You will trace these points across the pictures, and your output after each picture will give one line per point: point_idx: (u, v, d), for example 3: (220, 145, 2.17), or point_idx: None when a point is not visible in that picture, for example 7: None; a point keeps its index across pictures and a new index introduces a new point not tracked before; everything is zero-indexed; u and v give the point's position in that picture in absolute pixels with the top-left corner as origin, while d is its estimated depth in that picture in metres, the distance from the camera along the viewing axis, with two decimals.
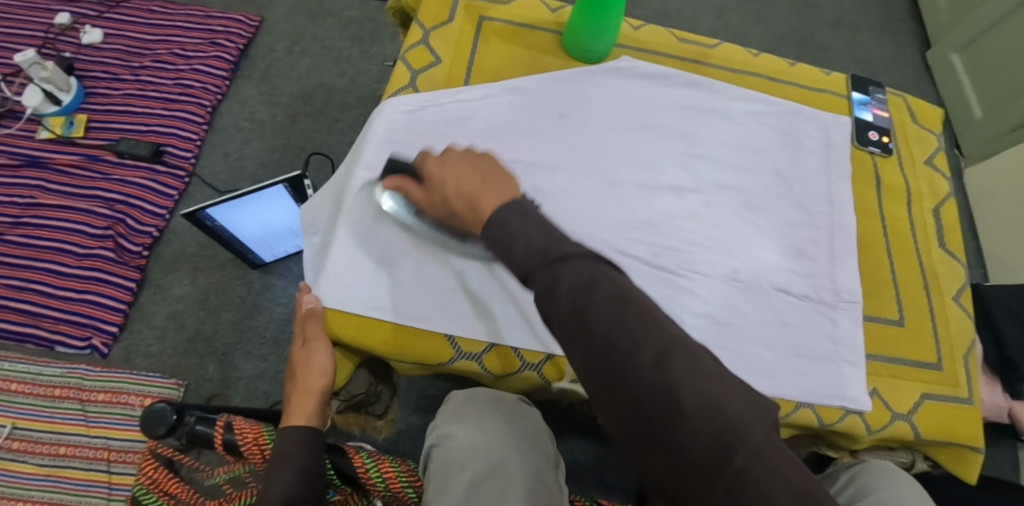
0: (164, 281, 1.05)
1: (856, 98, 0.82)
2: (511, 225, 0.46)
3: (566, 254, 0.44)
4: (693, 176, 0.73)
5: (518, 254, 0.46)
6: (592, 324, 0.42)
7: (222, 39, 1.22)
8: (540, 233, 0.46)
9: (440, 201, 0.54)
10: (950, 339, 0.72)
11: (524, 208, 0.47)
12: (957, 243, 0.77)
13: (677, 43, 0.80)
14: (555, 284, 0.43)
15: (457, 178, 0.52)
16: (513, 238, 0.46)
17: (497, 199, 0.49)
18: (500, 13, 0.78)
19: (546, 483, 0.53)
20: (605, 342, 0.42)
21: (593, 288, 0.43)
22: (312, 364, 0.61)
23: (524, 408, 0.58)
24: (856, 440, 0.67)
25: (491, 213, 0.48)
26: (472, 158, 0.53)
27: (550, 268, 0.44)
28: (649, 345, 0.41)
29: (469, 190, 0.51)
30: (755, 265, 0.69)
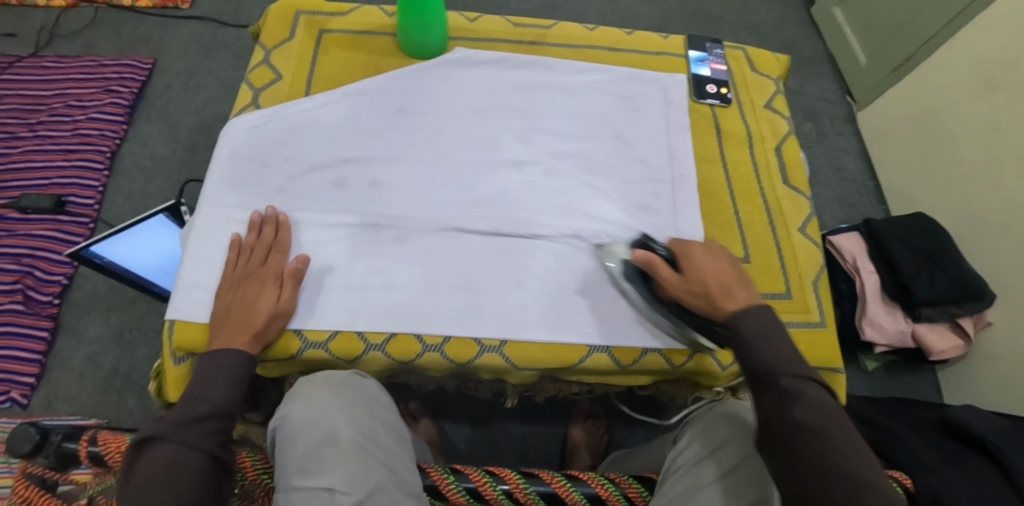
0: (78, 325, 1.07)
1: (694, 56, 0.87)
2: (763, 330, 0.54)
3: (809, 378, 0.52)
4: (532, 148, 0.76)
5: (779, 358, 0.53)
6: (822, 444, 0.47)
7: (116, 85, 1.24)
8: (792, 350, 0.53)
9: (699, 289, 0.58)
10: (800, 269, 0.75)
11: (762, 313, 0.55)
12: (800, 178, 0.81)
13: (514, 28, 0.86)
14: (794, 396, 0.50)
15: (704, 267, 0.59)
16: (763, 346, 0.53)
17: (746, 297, 0.57)
18: (338, 24, 0.83)
19: (378, 445, 0.57)
20: (814, 459, 0.47)
21: (826, 420, 0.49)
22: (254, 301, 0.61)
23: (352, 379, 0.61)
24: (715, 378, 0.70)
25: (746, 310, 0.56)
26: (726, 255, 0.61)
27: (796, 382, 0.51)
28: (847, 477, 0.45)
29: (723, 279, 0.58)
30: (596, 224, 0.71)
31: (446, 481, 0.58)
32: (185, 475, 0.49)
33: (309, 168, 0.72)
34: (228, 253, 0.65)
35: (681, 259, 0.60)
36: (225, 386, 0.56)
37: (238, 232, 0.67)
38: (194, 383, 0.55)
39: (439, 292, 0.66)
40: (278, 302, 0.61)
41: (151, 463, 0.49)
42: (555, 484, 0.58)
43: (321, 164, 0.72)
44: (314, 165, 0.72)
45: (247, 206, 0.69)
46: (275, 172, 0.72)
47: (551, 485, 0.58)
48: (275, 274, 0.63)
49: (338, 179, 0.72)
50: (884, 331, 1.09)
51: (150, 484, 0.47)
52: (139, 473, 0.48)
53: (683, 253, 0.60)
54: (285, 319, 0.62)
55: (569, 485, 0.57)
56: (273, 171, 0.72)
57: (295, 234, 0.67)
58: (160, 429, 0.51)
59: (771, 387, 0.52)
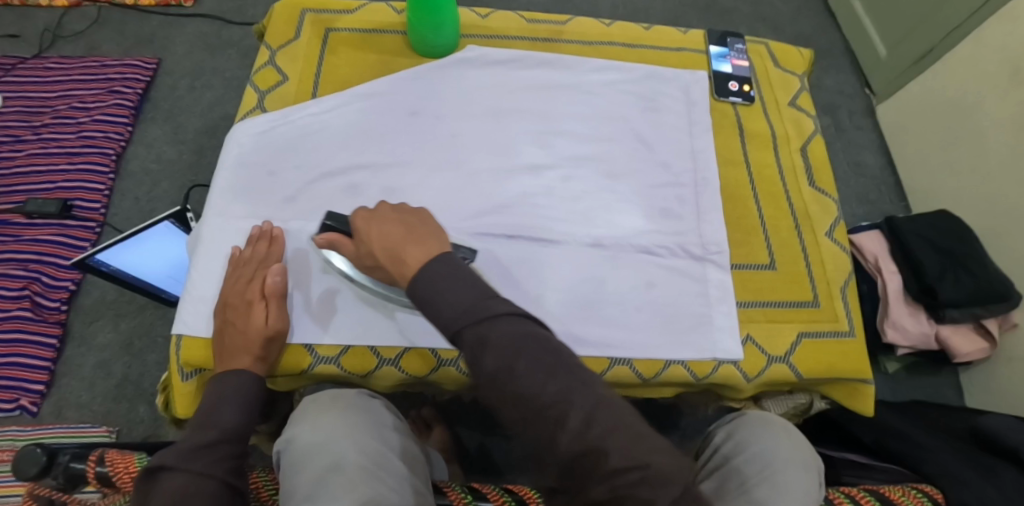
0: (87, 332, 1.06)
1: (714, 51, 0.84)
2: (438, 282, 0.47)
3: (497, 312, 0.44)
4: (547, 151, 0.74)
5: (445, 320, 0.45)
6: (518, 386, 0.42)
7: (121, 85, 1.22)
8: (472, 294, 0.46)
9: (367, 254, 0.54)
10: (828, 276, 0.72)
11: (444, 269, 0.47)
12: (827, 180, 0.78)
13: (527, 24, 0.83)
14: (484, 343, 0.43)
15: (385, 225, 0.53)
16: (440, 304, 0.46)
17: (421, 256, 0.49)
18: (347, 23, 0.80)
19: (388, 470, 0.55)
20: (529, 398, 0.42)
21: (520, 351, 0.43)
22: (248, 322, 0.59)
23: (358, 399, 0.60)
24: (740, 390, 0.67)
25: (417, 269, 0.48)
26: (399, 214, 0.54)
27: (478, 331, 0.44)
28: (573, 409, 0.41)
29: (392, 243, 0.52)
30: (616, 231, 0.70)
31: (463, 500, 0.56)
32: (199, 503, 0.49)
33: (318, 175, 0.70)
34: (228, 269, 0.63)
35: (354, 233, 0.56)
36: (233, 410, 0.57)
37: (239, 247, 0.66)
38: (202, 411, 0.56)
39: None
40: (268, 322, 0.60)
41: (162, 493, 0.49)
42: None
43: (330, 171, 0.70)
44: (323, 172, 0.70)
45: (256, 215, 0.68)
46: (283, 179, 0.70)
47: None
48: (259, 291, 0.61)
49: (348, 186, 0.69)
50: (907, 333, 1.06)
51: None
52: (150, 503, 0.48)
53: (354, 227, 0.56)
54: (282, 337, 0.61)
55: None
56: (281, 179, 0.70)
57: (291, 248, 0.65)
58: (170, 458, 0.51)
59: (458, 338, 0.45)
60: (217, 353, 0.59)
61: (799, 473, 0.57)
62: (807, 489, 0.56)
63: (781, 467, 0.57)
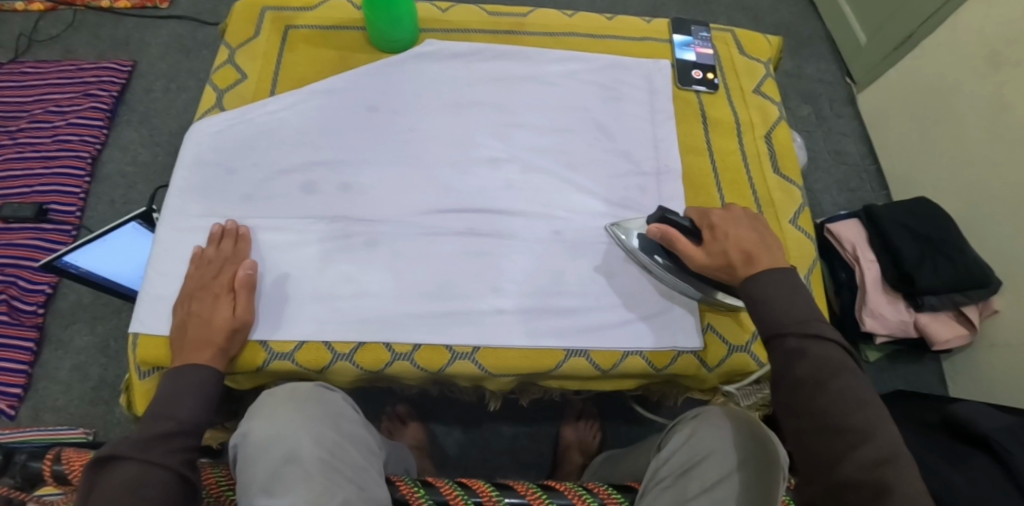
0: (64, 335, 1.06)
1: (678, 40, 0.83)
2: (774, 289, 0.51)
3: (823, 331, 0.48)
4: (506, 144, 0.73)
5: (772, 323, 0.50)
6: (825, 402, 0.45)
7: (96, 89, 1.23)
8: (801, 308, 0.50)
9: (715, 254, 0.56)
10: (792, 264, 0.72)
11: (783, 276, 0.52)
12: (792, 167, 0.78)
13: (490, 17, 0.82)
14: (801, 353, 0.48)
15: (739, 233, 0.56)
16: (783, 307, 0.50)
17: (776, 263, 0.53)
18: (306, 19, 0.80)
19: (345, 460, 0.55)
20: (821, 415, 0.45)
21: (817, 373, 0.46)
22: (214, 314, 0.59)
23: (315, 391, 0.59)
24: (702, 379, 0.67)
25: (763, 273, 0.52)
26: (749, 221, 0.58)
27: (803, 342, 0.48)
28: (872, 442, 0.43)
29: (748, 246, 0.55)
30: (576, 222, 0.69)
31: (416, 494, 0.56)
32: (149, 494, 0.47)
33: (276, 172, 0.70)
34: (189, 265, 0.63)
35: (705, 230, 0.58)
36: (194, 402, 0.54)
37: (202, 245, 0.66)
38: (161, 399, 0.53)
39: (407, 298, 0.64)
40: (235, 314, 0.59)
41: (114, 482, 0.46)
42: (529, 494, 0.57)
43: (287, 168, 0.70)
44: (278, 169, 0.70)
45: (212, 213, 0.68)
46: (240, 178, 0.69)
47: (526, 497, 0.56)
48: (227, 284, 0.61)
49: (306, 183, 0.69)
50: (886, 321, 1.05)
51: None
52: (100, 492, 0.46)
53: (705, 225, 0.58)
54: (245, 331, 0.60)
55: (544, 495, 0.56)
56: (238, 177, 0.69)
57: (255, 245, 0.65)
58: (125, 448, 0.48)
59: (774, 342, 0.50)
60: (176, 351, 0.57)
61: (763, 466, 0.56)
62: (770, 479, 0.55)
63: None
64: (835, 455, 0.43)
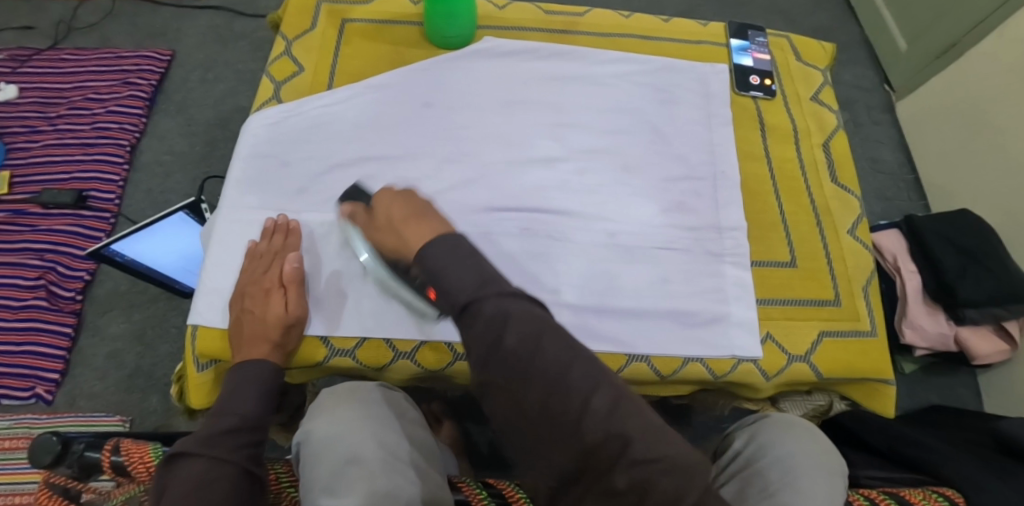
0: (101, 322, 1.06)
1: (734, 45, 0.82)
2: (439, 262, 0.41)
3: (478, 295, 0.40)
4: (563, 145, 0.73)
5: (454, 295, 0.40)
6: (542, 364, 0.38)
7: (136, 77, 1.23)
8: (473, 273, 0.41)
9: (387, 234, 0.50)
10: (848, 273, 0.71)
11: (456, 241, 0.42)
12: (848, 176, 0.77)
13: (545, 16, 0.82)
14: (500, 318, 0.39)
15: (390, 210, 0.49)
16: (446, 279, 0.41)
17: (423, 235, 0.45)
18: (361, 13, 0.80)
19: (409, 461, 0.55)
20: (552, 385, 0.37)
21: (538, 330, 0.39)
22: (268, 310, 0.59)
23: (375, 393, 0.60)
24: (758, 388, 0.66)
25: (421, 249, 0.43)
26: (403, 196, 0.50)
27: (501, 302, 0.39)
28: (601, 390, 0.37)
29: (397, 220, 0.48)
30: (633, 226, 0.69)
31: (478, 495, 0.56)
32: (218, 489, 0.47)
33: (334, 166, 0.70)
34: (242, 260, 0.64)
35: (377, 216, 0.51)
36: (255, 398, 0.55)
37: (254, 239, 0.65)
38: (224, 395, 0.55)
39: None
40: (288, 310, 0.60)
41: (183, 478, 0.47)
42: None
43: (345, 162, 0.70)
44: (335, 163, 0.70)
45: (268, 206, 0.67)
46: (297, 170, 0.69)
47: None
48: (278, 279, 0.61)
49: (362, 177, 0.69)
50: (925, 334, 1.04)
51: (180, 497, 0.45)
52: (169, 489, 0.46)
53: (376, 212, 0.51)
54: (300, 326, 0.61)
55: None
56: (294, 170, 0.69)
57: (307, 239, 0.65)
58: (192, 441, 0.49)
59: (461, 321, 0.40)
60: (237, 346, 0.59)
61: (824, 480, 0.56)
62: (832, 494, 0.55)
63: (805, 473, 0.56)
64: (574, 416, 0.37)
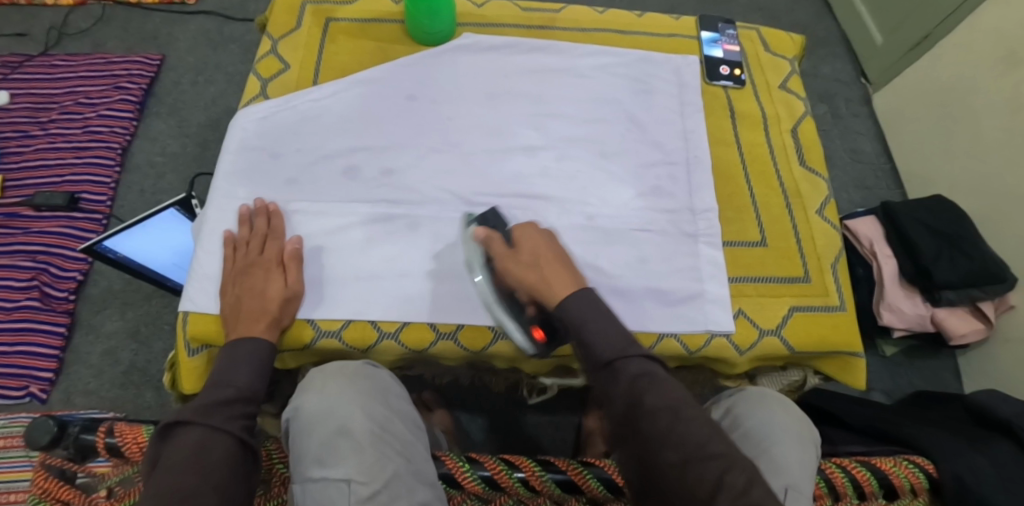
0: (94, 321, 1.08)
1: (706, 37, 0.85)
2: (585, 313, 0.53)
3: (628, 355, 0.51)
4: (541, 134, 0.76)
5: (600, 351, 0.51)
6: (680, 431, 0.46)
7: (126, 81, 1.25)
8: (620, 335, 0.52)
9: (528, 266, 0.57)
10: (818, 252, 0.73)
11: (591, 298, 0.54)
12: (817, 160, 0.79)
13: (523, 13, 0.85)
14: (642, 375, 0.50)
15: (535, 245, 0.58)
16: (594, 335, 0.52)
17: (566, 286, 0.55)
18: (345, 12, 0.83)
19: (396, 434, 0.57)
20: (689, 447, 0.45)
21: (677, 403, 0.48)
22: (263, 287, 0.61)
23: (364, 368, 0.61)
24: (733, 363, 0.69)
25: (564, 296, 0.54)
26: (553, 245, 0.59)
27: (642, 363, 0.51)
28: (737, 467, 0.43)
29: (544, 261, 0.57)
30: (609, 209, 0.71)
31: (461, 468, 0.57)
32: (215, 457, 0.49)
33: (321, 157, 0.72)
34: (225, 250, 0.65)
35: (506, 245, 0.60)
36: (251, 370, 0.57)
37: (230, 230, 0.68)
38: (221, 368, 0.57)
39: (445, 279, 0.66)
40: (287, 284, 0.63)
41: (181, 446, 0.49)
42: (571, 470, 0.57)
43: (332, 153, 0.73)
44: (323, 155, 0.72)
45: (257, 196, 0.70)
46: (286, 162, 0.72)
47: (567, 473, 0.57)
48: (276, 258, 0.64)
49: (349, 168, 0.72)
50: (903, 316, 1.07)
51: (183, 468, 0.47)
52: (169, 456, 0.48)
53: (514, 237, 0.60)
54: (295, 302, 0.63)
55: (585, 470, 0.57)
56: (283, 162, 0.72)
57: (288, 221, 0.68)
58: (189, 414, 0.51)
59: (607, 377, 0.51)
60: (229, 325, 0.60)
61: (797, 448, 0.58)
62: (803, 461, 0.58)
63: (779, 442, 0.59)
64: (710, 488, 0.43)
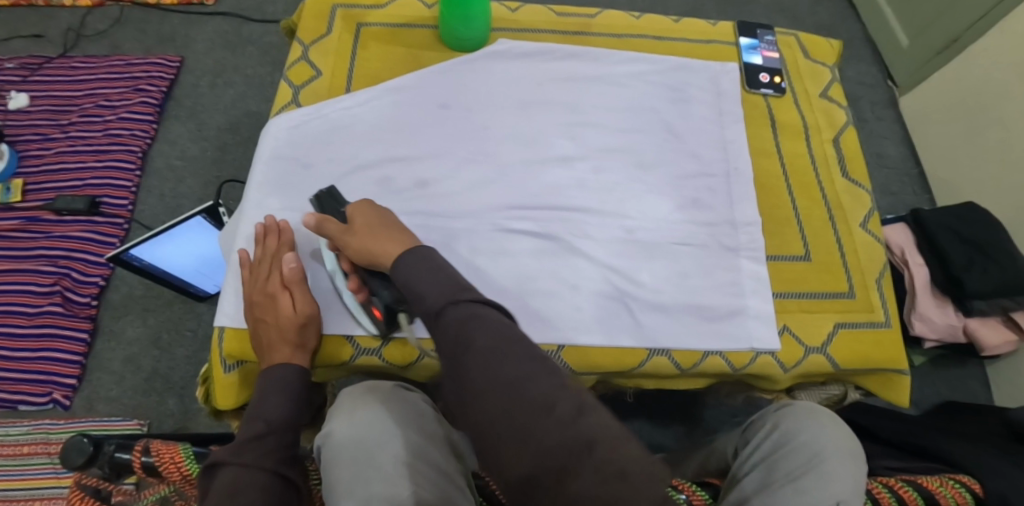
0: (116, 326, 1.07)
1: (744, 43, 0.84)
2: (413, 271, 0.50)
3: (455, 296, 0.47)
4: (578, 144, 0.75)
5: (429, 302, 0.47)
6: (511, 370, 0.43)
7: (145, 83, 1.23)
8: (449, 283, 0.49)
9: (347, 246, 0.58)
10: (861, 267, 0.72)
11: (419, 257, 0.51)
12: (860, 170, 0.78)
13: (557, 18, 0.83)
14: (467, 320, 0.45)
15: (362, 217, 0.59)
16: (422, 288, 0.49)
17: (393, 248, 0.54)
18: (377, 17, 0.82)
19: (429, 461, 0.56)
20: (516, 387, 0.42)
21: (500, 340, 0.44)
22: (275, 313, 0.60)
23: (394, 393, 0.60)
24: (776, 380, 0.67)
25: (398, 256, 0.52)
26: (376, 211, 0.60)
27: (469, 308, 0.46)
28: (567, 400, 0.41)
29: (367, 244, 0.56)
30: (648, 222, 0.70)
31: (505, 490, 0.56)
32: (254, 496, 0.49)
33: (356, 167, 0.71)
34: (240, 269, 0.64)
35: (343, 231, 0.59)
36: (282, 401, 0.57)
37: (245, 248, 0.67)
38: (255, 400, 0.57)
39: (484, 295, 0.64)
40: (297, 308, 0.60)
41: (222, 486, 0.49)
42: None
43: (367, 164, 0.71)
44: (357, 165, 0.71)
45: (292, 208, 0.69)
46: (320, 172, 0.71)
47: None
48: (279, 282, 0.62)
49: (384, 178, 0.71)
50: (935, 326, 1.06)
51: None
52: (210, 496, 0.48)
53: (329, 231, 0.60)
54: (313, 324, 0.61)
55: None
56: (317, 172, 0.71)
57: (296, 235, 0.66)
58: (226, 454, 0.51)
59: (438, 326, 0.47)
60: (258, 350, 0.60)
61: (848, 461, 0.56)
62: (856, 477, 0.55)
63: (830, 454, 0.56)
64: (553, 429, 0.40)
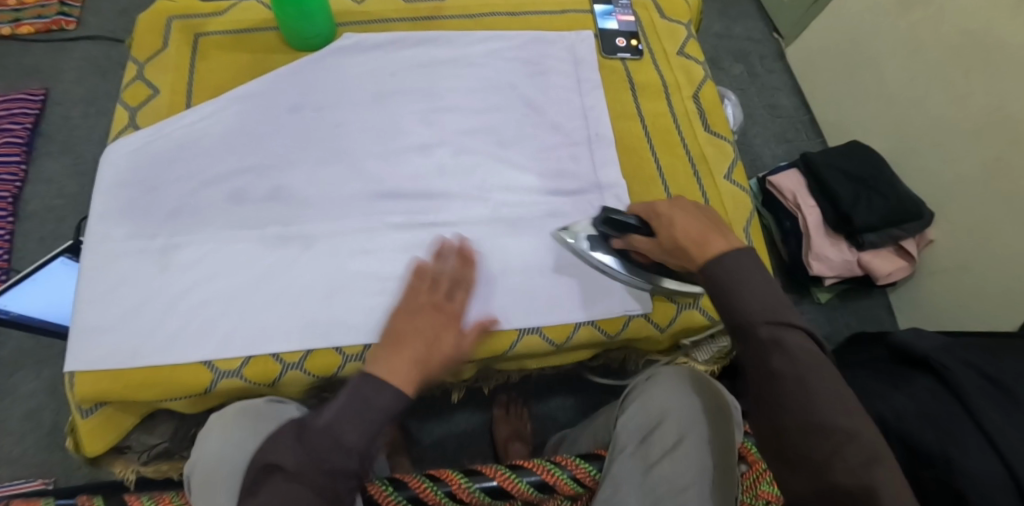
0: (8, 384, 1.01)
1: (600, 9, 0.84)
2: (740, 274, 0.50)
3: (756, 273, 0.50)
4: (437, 130, 0.73)
5: (745, 312, 0.49)
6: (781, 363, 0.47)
7: (8, 122, 1.16)
8: (755, 271, 0.50)
9: (665, 228, 0.57)
10: (729, 215, 0.73)
11: (743, 259, 0.51)
12: (721, 123, 0.79)
13: (405, 5, 0.82)
14: (750, 301, 0.49)
15: (688, 216, 0.56)
16: (721, 262, 0.51)
17: (723, 247, 0.52)
18: (215, 25, 0.79)
19: None
20: (782, 377, 0.46)
21: (780, 332, 0.47)
22: (441, 340, 0.54)
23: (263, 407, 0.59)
24: (656, 341, 0.68)
25: (723, 254, 0.51)
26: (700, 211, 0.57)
27: (782, 331, 0.47)
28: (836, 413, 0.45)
29: (699, 229, 0.54)
30: (513, 198, 0.69)
31: (384, 492, 0.55)
32: None
33: (203, 183, 0.68)
34: (417, 277, 0.58)
35: (654, 221, 0.58)
36: (360, 430, 0.48)
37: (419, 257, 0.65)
38: (326, 425, 0.48)
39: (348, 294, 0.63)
40: (460, 345, 0.55)
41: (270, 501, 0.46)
42: (499, 477, 0.56)
43: (216, 178, 0.68)
44: (204, 181, 0.68)
45: (136, 235, 0.65)
46: (166, 195, 0.67)
47: (496, 480, 0.56)
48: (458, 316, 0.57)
49: (234, 191, 0.68)
50: (830, 264, 1.10)
51: None
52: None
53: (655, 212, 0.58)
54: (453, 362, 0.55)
55: (513, 475, 0.56)
56: (162, 196, 0.67)
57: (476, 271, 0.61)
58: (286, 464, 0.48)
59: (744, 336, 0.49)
60: (388, 345, 0.53)
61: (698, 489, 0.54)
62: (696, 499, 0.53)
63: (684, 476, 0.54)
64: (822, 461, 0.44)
